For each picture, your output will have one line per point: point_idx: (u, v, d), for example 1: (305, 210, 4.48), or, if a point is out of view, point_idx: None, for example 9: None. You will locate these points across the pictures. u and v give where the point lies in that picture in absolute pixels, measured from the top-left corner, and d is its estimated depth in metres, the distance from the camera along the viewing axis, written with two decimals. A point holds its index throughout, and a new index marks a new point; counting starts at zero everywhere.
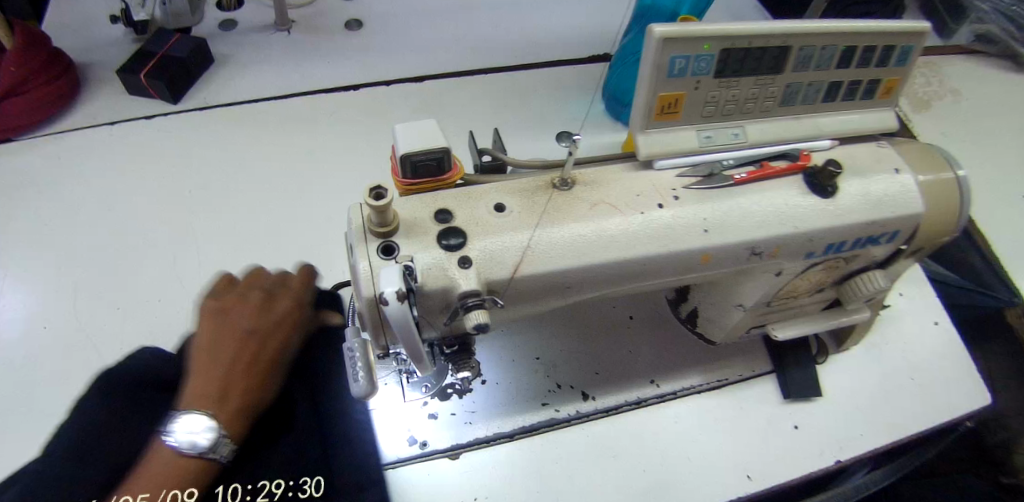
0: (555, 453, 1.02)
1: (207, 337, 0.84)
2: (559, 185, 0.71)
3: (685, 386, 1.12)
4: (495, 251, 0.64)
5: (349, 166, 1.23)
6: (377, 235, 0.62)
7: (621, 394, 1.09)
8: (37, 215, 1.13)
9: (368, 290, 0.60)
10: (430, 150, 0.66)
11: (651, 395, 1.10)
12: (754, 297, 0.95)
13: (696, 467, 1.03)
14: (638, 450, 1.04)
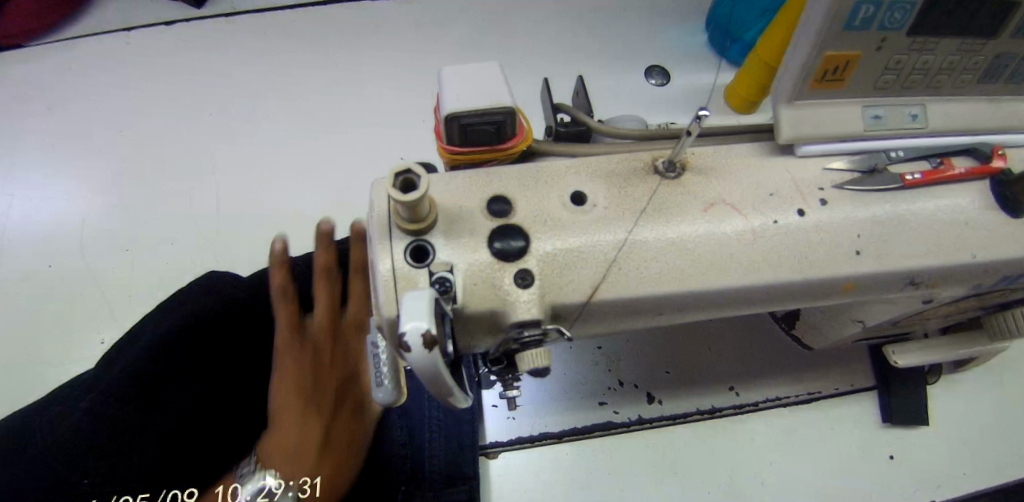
0: (609, 464, 0.75)
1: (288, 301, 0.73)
2: (666, 172, 0.50)
3: (780, 397, 0.82)
4: (569, 263, 0.46)
5: (388, 94, 1.02)
6: (405, 232, 0.45)
7: (694, 401, 0.79)
8: (45, 131, 1.00)
9: (388, 311, 0.43)
10: (487, 109, 0.48)
11: (729, 405, 0.79)
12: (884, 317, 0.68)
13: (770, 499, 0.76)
14: (704, 468, 0.76)
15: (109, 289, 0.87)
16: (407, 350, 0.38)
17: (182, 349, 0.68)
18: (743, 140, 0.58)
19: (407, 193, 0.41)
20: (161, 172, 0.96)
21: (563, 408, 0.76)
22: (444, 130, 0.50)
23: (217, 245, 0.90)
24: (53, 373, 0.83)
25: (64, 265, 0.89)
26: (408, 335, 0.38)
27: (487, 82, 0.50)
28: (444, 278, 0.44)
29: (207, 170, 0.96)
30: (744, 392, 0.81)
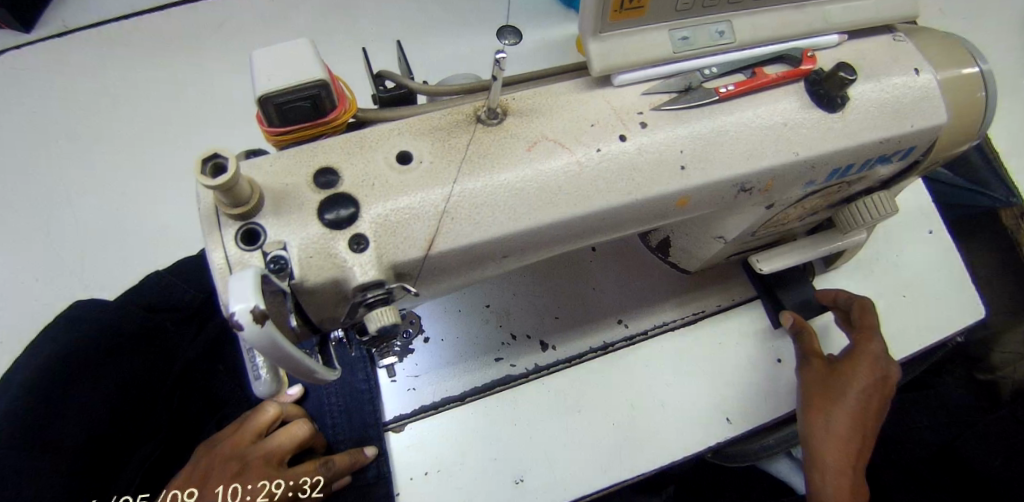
0: (514, 414, 0.76)
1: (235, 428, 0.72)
2: (488, 119, 0.52)
3: (667, 321, 0.86)
4: (400, 222, 0.47)
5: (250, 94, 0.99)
6: (234, 217, 0.45)
7: (586, 340, 0.83)
8: None
9: (225, 298, 0.43)
10: (297, 86, 0.48)
11: (619, 338, 0.83)
12: (740, 228, 0.74)
13: (673, 416, 0.80)
14: (607, 399, 0.79)
15: None
16: (239, 328, 0.38)
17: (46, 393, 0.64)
18: (569, 79, 0.61)
19: (216, 178, 0.41)
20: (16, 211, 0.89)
21: (462, 371, 0.78)
22: (262, 113, 0.49)
23: (91, 276, 0.86)
24: None
25: None
26: (238, 313, 0.38)
27: (294, 57, 0.49)
28: (279, 257, 0.44)
29: (67, 200, 0.90)
30: (633, 323, 0.86)
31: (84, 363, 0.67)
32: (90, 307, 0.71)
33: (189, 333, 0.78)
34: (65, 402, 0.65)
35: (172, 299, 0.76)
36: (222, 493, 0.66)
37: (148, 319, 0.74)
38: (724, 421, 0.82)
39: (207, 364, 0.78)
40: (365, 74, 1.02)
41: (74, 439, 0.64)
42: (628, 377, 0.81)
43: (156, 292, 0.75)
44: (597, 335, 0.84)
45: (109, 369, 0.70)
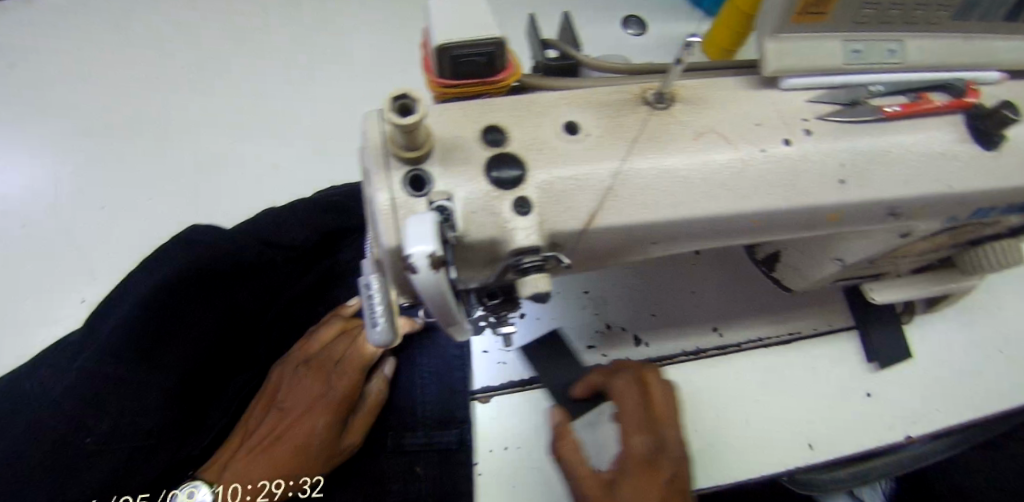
0: (601, 405, 0.77)
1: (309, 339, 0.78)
2: (656, 102, 0.51)
3: (763, 337, 0.86)
4: (566, 192, 0.46)
5: (368, 48, 0.99)
6: (401, 162, 0.44)
7: (679, 342, 0.83)
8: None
9: (390, 240, 0.44)
10: (479, 41, 0.47)
11: (713, 346, 0.83)
12: (859, 253, 0.70)
13: (755, 433, 0.80)
14: (694, 406, 0.80)
15: (86, 249, 0.82)
16: (413, 271, 0.38)
17: (165, 319, 0.67)
18: (730, 73, 0.58)
19: (404, 118, 0.40)
20: (130, 127, 0.90)
21: None
22: (435, 63, 0.48)
23: (200, 202, 0.86)
24: (31, 336, 0.78)
25: (36, 225, 0.83)
26: (415, 256, 0.38)
27: (472, 12, 0.48)
28: (444, 206, 0.44)
29: (182, 126, 0.91)
30: (727, 333, 0.85)
31: (196, 290, 0.69)
32: (210, 232, 0.72)
33: (296, 273, 0.78)
34: (177, 326, 0.68)
35: (286, 238, 0.75)
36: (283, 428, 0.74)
37: (263, 254, 0.74)
38: (806, 447, 0.81)
39: (310, 303, 0.81)
40: None
41: (183, 364, 0.68)
42: (716, 388, 0.82)
43: (270, 230, 0.75)
44: (691, 340, 0.84)
45: (218, 300, 0.71)
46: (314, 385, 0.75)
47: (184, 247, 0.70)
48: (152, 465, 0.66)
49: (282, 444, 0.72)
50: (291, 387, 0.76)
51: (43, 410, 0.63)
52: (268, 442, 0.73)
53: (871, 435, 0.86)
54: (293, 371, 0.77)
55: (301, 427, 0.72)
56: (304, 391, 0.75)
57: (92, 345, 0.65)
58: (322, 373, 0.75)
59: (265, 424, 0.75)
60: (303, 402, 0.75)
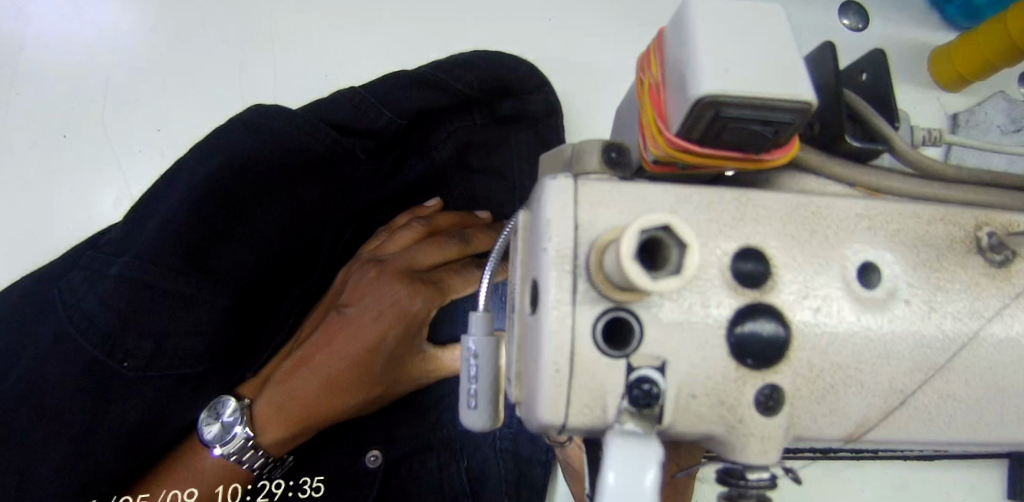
0: None
1: (395, 245, 0.62)
2: (991, 252, 0.32)
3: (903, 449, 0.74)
4: (841, 385, 0.29)
5: None
6: (604, 296, 0.27)
7: None
8: None
9: (552, 416, 0.27)
10: (770, 100, 0.28)
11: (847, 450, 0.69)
12: None
13: None
14: None
15: (134, 174, 0.69)
16: None
17: (218, 210, 0.51)
18: None
19: (643, 271, 0.22)
20: (195, 19, 0.71)
21: None
22: (679, 118, 0.29)
23: None
24: None
25: (80, 129, 0.69)
26: None
27: (762, 48, 0.29)
28: (648, 381, 0.27)
29: (261, 32, 0.71)
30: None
31: (259, 181, 0.52)
32: (274, 108, 0.53)
33: (381, 172, 0.62)
34: (239, 226, 0.52)
35: (367, 120, 0.56)
36: (335, 333, 0.56)
37: (339, 143, 0.55)
38: None
39: (393, 207, 0.67)
40: None
41: (242, 274, 0.53)
42: (829, 496, 0.73)
43: (349, 113, 0.55)
44: None
45: (285, 193, 0.54)
46: (388, 287, 0.56)
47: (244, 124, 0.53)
48: (202, 394, 0.53)
49: (335, 357, 0.55)
50: (357, 289, 0.59)
51: (74, 323, 0.48)
52: (320, 348, 0.56)
53: None
54: (362, 272, 0.60)
55: (364, 336, 0.55)
56: (374, 292, 0.56)
57: (130, 249, 0.49)
58: (396, 273, 0.57)
59: (315, 335, 0.57)
60: (372, 308, 0.55)
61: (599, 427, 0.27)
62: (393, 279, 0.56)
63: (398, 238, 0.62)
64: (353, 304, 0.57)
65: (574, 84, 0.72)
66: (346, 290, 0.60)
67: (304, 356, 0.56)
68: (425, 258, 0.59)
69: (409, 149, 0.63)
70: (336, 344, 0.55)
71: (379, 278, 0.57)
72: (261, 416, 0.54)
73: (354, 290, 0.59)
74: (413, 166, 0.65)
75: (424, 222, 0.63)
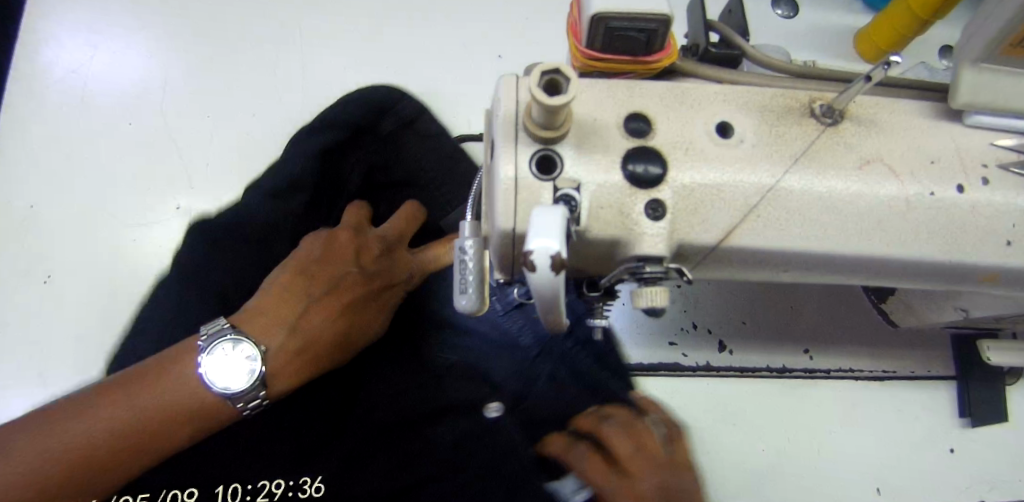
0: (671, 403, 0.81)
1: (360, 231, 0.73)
2: (822, 116, 0.45)
3: (855, 370, 0.84)
4: (706, 200, 0.42)
5: None
6: (535, 138, 0.40)
7: (766, 356, 0.83)
8: None
9: (504, 221, 0.40)
10: (641, 14, 0.41)
11: (800, 367, 0.83)
12: (988, 304, 0.66)
13: (822, 464, 0.81)
14: (764, 423, 0.82)
15: (189, 156, 0.86)
16: (531, 268, 0.35)
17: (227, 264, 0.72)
18: (909, 92, 0.51)
19: (549, 97, 0.35)
20: (242, 36, 0.89)
21: (640, 347, 0.82)
22: (585, 32, 0.44)
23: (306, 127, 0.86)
24: (133, 232, 0.85)
25: (149, 124, 0.87)
26: (536, 253, 0.35)
27: None
28: (568, 196, 0.40)
29: (294, 42, 0.89)
30: (818, 357, 0.84)
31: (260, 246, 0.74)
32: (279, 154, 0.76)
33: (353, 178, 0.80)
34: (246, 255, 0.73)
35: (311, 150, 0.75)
36: (319, 304, 0.66)
37: (311, 155, 0.75)
38: (873, 490, 0.81)
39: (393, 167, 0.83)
40: None
41: (243, 252, 0.72)
42: (791, 412, 0.83)
43: (309, 167, 0.75)
44: (780, 356, 0.84)
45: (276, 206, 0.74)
46: (368, 272, 0.70)
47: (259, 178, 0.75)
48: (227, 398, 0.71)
49: (328, 323, 0.65)
50: (333, 264, 0.69)
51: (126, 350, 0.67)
52: (307, 317, 0.65)
53: (944, 492, 0.82)
54: (339, 252, 0.70)
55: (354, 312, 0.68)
56: (356, 273, 0.69)
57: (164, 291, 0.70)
58: (370, 259, 0.71)
59: (302, 301, 0.66)
60: (358, 285, 0.69)
61: None
62: (367, 264, 0.71)
63: (363, 229, 0.73)
64: (337, 278, 0.68)
65: None
66: (319, 261, 0.69)
67: (299, 322, 0.64)
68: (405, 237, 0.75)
69: (375, 141, 0.80)
70: (328, 315, 0.66)
71: (362, 269, 0.70)
72: (275, 367, 0.61)
73: (337, 272, 0.68)
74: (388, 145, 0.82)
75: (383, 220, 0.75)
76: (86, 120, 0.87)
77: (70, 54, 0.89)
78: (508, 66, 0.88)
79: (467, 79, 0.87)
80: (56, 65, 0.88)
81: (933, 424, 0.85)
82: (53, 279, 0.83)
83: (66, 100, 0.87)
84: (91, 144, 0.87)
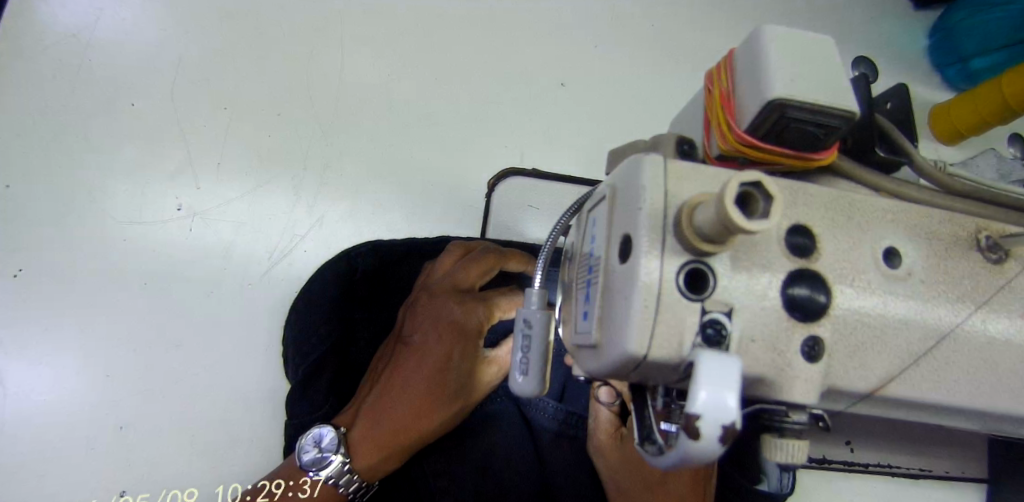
0: None
1: (438, 273, 0.64)
2: (988, 251, 0.39)
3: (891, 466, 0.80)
4: (866, 343, 0.35)
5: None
6: (689, 247, 0.33)
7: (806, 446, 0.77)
8: None
9: (638, 345, 0.32)
10: (828, 109, 0.35)
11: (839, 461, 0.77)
12: None
13: None
14: None
15: (196, 149, 0.75)
16: (693, 436, 0.28)
17: (231, 424, 0.71)
18: None
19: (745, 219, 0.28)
20: (272, 20, 0.78)
21: None
22: (750, 115, 0.36)
23: (335, 132, 0.76)
24: (118, 230, 0.73)
25: (153, 106, 0.76)
26: (703, 419, 0.28)
27: (825, 68, 0.36)
28: (718, 322, 0.33)
29: (331, 36, 0.78)
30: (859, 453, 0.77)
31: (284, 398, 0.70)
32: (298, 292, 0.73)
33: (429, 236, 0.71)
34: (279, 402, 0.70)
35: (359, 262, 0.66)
36: (404, 361, 0.59)
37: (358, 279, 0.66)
38: None
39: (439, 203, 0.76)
40: (689, 32, 0.84)
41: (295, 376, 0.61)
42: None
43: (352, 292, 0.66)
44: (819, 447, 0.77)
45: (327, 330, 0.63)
46: (446, 307, 0.59)
47: (265, 334, 0.73)
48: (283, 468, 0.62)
49: (414, 382, 0.57)
50: (415, 319, 0.61)
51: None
52: (395, 379, 0.59)
53: None
54: (415, 304, 0.62)
55: (433, 358, 0.58)
56: (434, 316, 0.59)
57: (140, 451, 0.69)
58: (451, 295, 0.60)
59: (388, 369, 0.60)
60: (432, 332, 0.59)
61: (675, 359, 0.33)
62: (449, 301, 0.60)
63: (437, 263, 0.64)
64: (417, 329, 0.60)
65: (612, 107, 0.81)
66: (405, 321, 0.62)
67: (387, 385, 0.58)
68: (469, 277, 0.61)
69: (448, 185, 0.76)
70: (412, 371, 0.58)
71: (436, 309, 0.60)
72: (358, 442, 0.57)
73: (423, 320, 0.60)
74: (440, 189, 0.76)
75: (457, 251, 0.65)
76: (77, 90, 0.75)
77: (66, 9, 0.76)
78: (567, 96, 0.80)
79: (521, 105, 0.79)
80: (49, 22, 0.76)
81: None
82: (25, 275, 0.70)
83: (57, 64, 0.75)
84: (80, 120, 0.74)
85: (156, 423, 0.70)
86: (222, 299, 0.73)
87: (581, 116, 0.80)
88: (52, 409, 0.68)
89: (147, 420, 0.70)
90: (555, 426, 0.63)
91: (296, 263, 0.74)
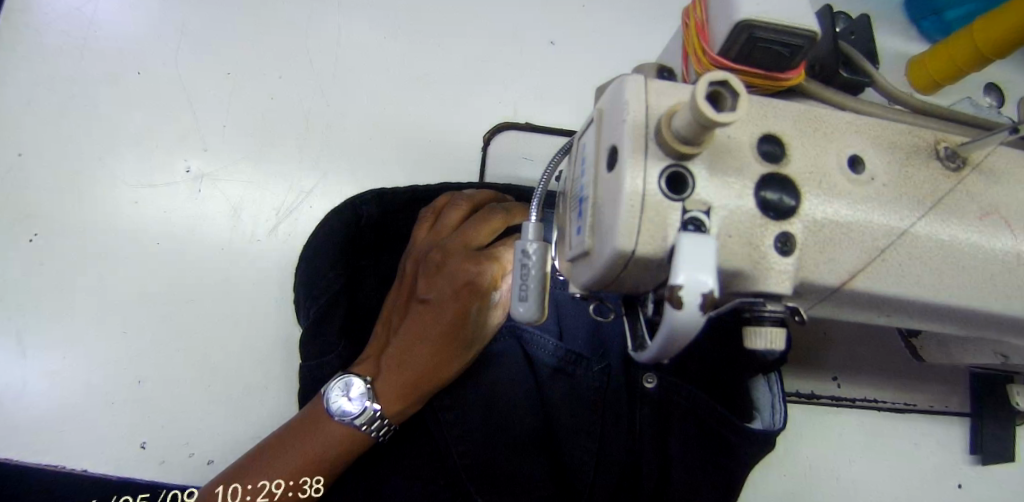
0: None
1: (445, 231, 0.65)
2: (947, 159, 0.42)
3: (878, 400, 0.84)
4: (834, 241, 0.39)
5: None
6: (669, 152, 0.36)
7: (796, 382, 0.82)
8: None
9: (625, 241, 0.36)
10: (792, 28, 0.38)
11: (827, 395, 0.82)
12: None
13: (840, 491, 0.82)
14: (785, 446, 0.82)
15: (202, 114, 0.78)
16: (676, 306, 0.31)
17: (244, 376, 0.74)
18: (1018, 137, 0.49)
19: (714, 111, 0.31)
20: None
21: None
22: (722, 37, 0.40)
23: (335, 95, 0.79)
24: (130, 193, 0.76)
25: (159, 75, 0.78)
26: (684, 288, 0.31)
27: None
28: (698, 219, 0.36)
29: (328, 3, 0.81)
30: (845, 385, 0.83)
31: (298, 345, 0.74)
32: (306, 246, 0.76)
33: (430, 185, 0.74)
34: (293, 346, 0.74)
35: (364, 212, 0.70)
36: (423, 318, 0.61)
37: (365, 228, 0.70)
38: None
39: (438, 159, 0.79)
40: None
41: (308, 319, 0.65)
42: (815, 436, 0.83)
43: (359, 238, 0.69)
44: (808, 382, 0.83)
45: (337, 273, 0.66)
46: (461, 267, 0.60)
47: (275, 289, 0.76)
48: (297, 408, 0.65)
49: (434, 335, 0.60)
50: (427, 277, 0.62)
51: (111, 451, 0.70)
52: (414, 335, 0.61)
53: None
54: (426, 264, 0.63)
55: (452, 314, 0.60)
56: (449, 275, 0.61)
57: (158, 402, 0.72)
58: (463, 254, 0.62)
59: (406, 325, 0.62)
60: (448, 289, 0.60)
61: (659, 251, 0.36)
62: (462, 260, 0.61)
63: (444, 221, 0.65)
64: (432, 287, 0.61)
65: (600, 64, 0.84)
66: (416, 280, 0.64)
67: (407, 340, 0.61)
68: (478, 236, 0.63)
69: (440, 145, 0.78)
70: (432, 326, 0.60)
71: (449, 267, 0.61)
72: (385, 392, 0.60)
73: (436, 278, 0.61)
74: (438, 146, 0.79)
75: (462, 208, 0.66)
76: (85, 62, 0.78)
77: None
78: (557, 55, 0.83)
79: (513, 65, 0.82)
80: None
81: (945, 459, 0.86)
82: (41, 239, 0.74)
83: (66, 38, 0.78)
84: (89, 90, 0.77)
85: (173, 376, 0.73)
86: (233, 257, 0.76)
87: (572, 73, 0.83)
88: (73, 365, 0.71)
89: (166, 373, 0.73)
90: (553, 362, 0.66)
91: (302, 221, 0.77)
